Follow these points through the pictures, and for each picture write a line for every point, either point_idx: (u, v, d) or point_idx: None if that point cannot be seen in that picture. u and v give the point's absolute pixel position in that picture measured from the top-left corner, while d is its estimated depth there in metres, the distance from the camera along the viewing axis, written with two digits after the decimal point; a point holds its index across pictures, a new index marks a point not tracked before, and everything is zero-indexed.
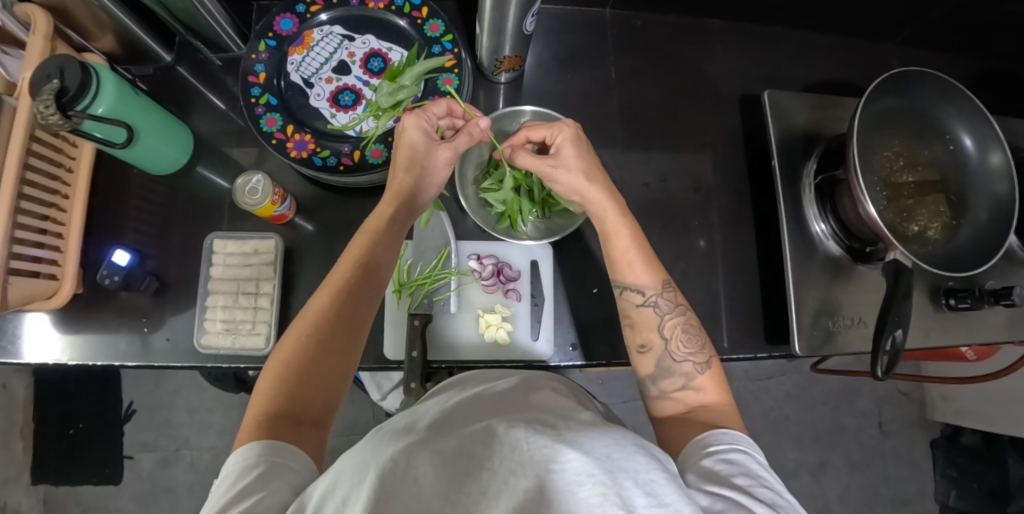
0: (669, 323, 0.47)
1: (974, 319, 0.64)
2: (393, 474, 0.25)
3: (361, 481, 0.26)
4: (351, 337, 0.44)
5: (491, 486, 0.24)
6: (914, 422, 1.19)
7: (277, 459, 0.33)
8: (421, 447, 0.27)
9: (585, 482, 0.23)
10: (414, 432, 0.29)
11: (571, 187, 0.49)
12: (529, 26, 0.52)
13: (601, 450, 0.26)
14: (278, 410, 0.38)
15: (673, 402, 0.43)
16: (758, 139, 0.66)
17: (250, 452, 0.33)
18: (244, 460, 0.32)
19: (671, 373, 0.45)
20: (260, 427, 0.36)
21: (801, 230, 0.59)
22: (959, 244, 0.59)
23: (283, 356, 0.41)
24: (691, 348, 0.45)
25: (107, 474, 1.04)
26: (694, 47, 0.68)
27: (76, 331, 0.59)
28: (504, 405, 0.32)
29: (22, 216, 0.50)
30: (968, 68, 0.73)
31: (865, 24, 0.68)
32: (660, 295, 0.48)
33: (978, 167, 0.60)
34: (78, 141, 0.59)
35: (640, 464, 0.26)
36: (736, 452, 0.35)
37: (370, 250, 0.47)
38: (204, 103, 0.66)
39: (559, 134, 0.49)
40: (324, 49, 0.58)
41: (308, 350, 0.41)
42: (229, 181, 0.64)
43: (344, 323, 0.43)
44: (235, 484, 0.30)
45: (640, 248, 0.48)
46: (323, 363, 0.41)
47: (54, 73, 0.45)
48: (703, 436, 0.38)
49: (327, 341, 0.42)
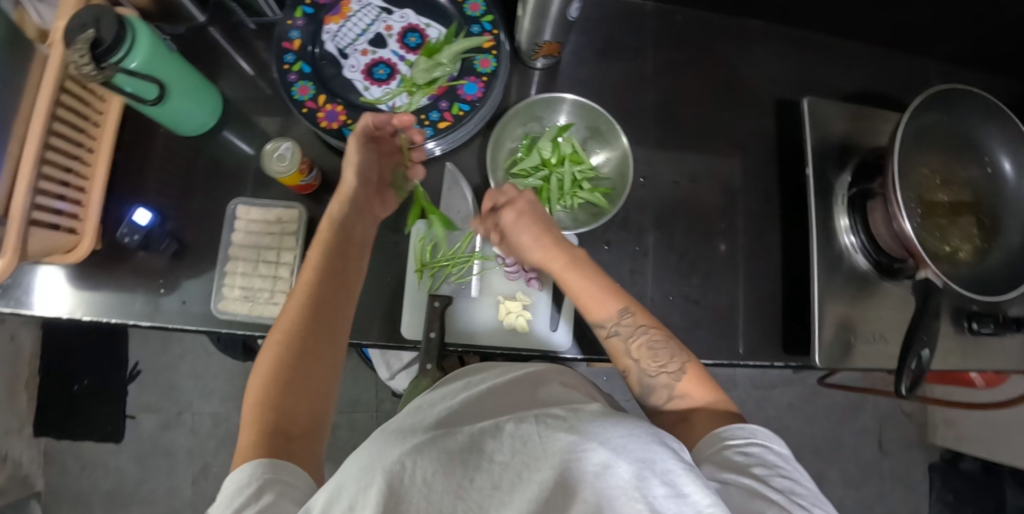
0: (635, 345, 0.45)
1: (995, 344, 0.63)
2: (398, 479, 0.24)
3: (368, 483, 0.24)
4: (330, 333, 0.44)
5: (505, 481, 0.25)
6: (914, 444, 1.18)
7: (273, 475, 0.32)
8: (427, 446, 0.26)
9: (603, 474, 0.24)
10: (421, 430, 0.29)
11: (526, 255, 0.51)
12: (574, 11, 0.50)
13: (617, 440, 0.25)
14: (265, 428, 0.37)
15: (670, 413, 0.44)
16: (791, 146, 0.65)
17: (244, 472, 0.32)
18: (237, 482, 0.32)
19: (653, 388, 0.44)
20: (251, 448, 0.35)
21: (830, 241, 0.58)
22: (989, 267, 0.58)
23: (262, 375, 0.41)
24: (662, 360, 0.44)
25: (108, 432, 1.04)
26: (734, 47, 0.67)
27: (92, 287, 0.59)
28: (511, 403, 0.33)
29: (46, 167, 0.50)
30: (1010, 90, 0.71)
31: (910, 37, 0.67)
32: (620, 322, 0.46)
33: (1015, 191, 0.59)
34: (106, 96, 0.58)
35: (657, 453, 0.25)
36: (754, 445, 0.35)
37: (339, 232, 0.49)
38: (233, 67, 0.65)
39: (501, 207, 0.51)
40: (361, 20, 0.57)
41: (286, 360, 0.41)
42: (254, 147, 0.64)
43: (314, 327, 0.43)
44: (233, 503, 0.30)
45: (593, 286, 0.48)
46: (303, 371, 0.41)
47: (88, 23, 0.44)
48: (720, 429, 0.38)
49: (305, 339, 0.42)
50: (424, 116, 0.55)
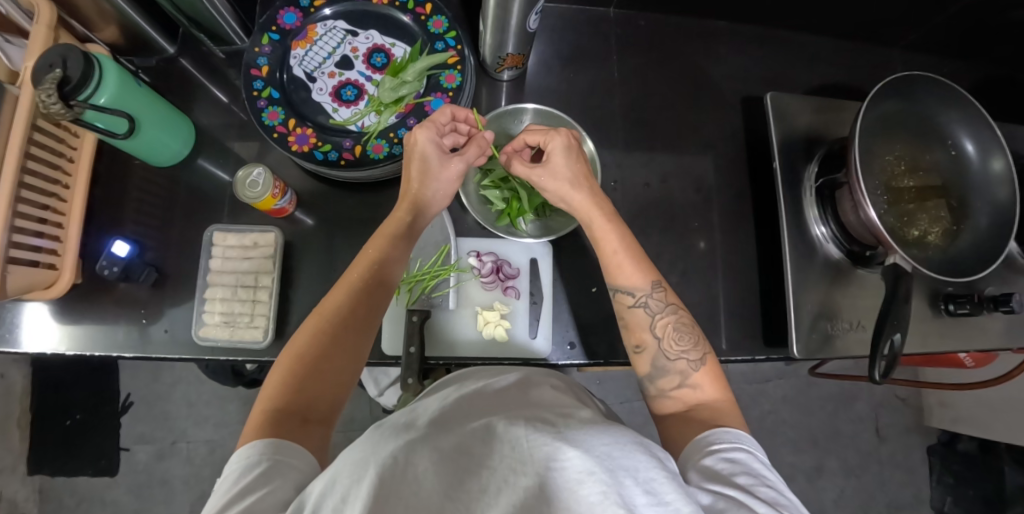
0: (661, 322, 0.46)
1: (973, 325, 0.64)
2: (391, 471, 0.25)
3: (361, 478, 0.25)
4: (366, 327, 0.44)
5: (491, 484, 0.24)
6: (911, 428, 1.19)
7: (280, 456, 0.33)
8: (419, 444, 0.27)
9: (586, 480, 0.23)
10: (414, 429, 0.29)
11: (562, 194, 0.49)
12: (533, 23, 0.52)
13: (602, 448, 0.26)
14: (287, 405, 0.38)
15: (673, 401, 0.43)
16: (760, 141, 0.66)
17: (253, 451, 0.33)
18: (247, 459, 0.32)
19: (667, 372, 0.44)
20: (264, 424, 0.36)
21: (802, 232, 0.59)
22: (959, 249, 0.59)
23: (296, 351, 0.41)
24: (684, 345, 0.45)
25: (103, 466, 1.03)
26: (697, 48, 0.68)
27: (75, 321, 0.59)
28: (505, 402, 0.32)
29: (22, 205, 0.50)
30: (972, 73, 0.72)
31: (869, 29, 0.68)
32: (650, 295, 0.47)
33: (979, 173, 0.60)
34: (80, 132, 0.59)
35: (640, 462, 0.25)
36: (740, 451, 0.35)
37: (385, 252, 0.48)
38: (206, 96, 0.66)
39: (552, 142, 0.49)
40: (327, 43, 0.58)
41: (321, 345, 0.41)
42: (230, 173, 0.64)
43: (357, 322, 0.44)
44: (236, 483, 0.30)
45: (631, 249, 0.48)
46: (336, 357, 0.42)
47: (56, 62, 0.45)
48: (706, 433, 0.37)
49: (344, 329, 0.43)
50: (393, 134, 0.55)
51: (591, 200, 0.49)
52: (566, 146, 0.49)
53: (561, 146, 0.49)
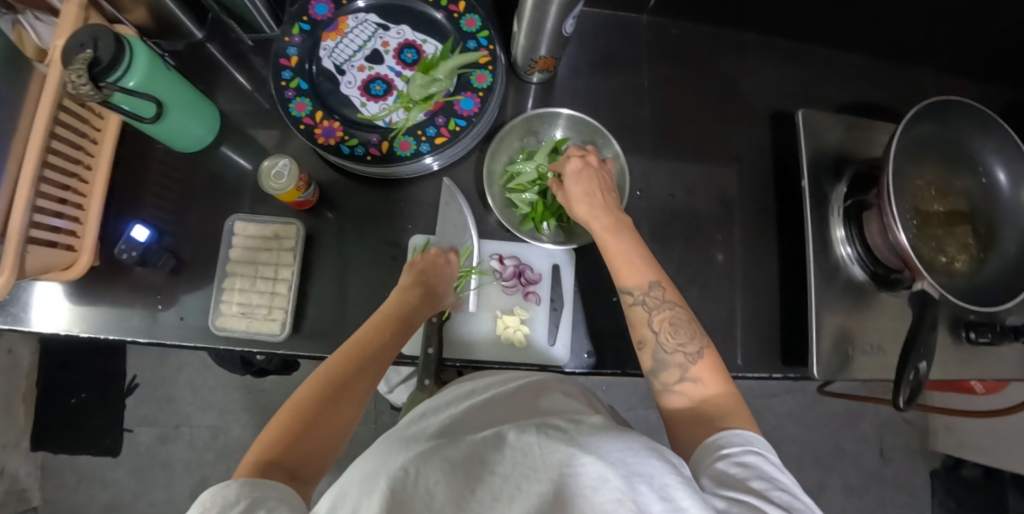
0: (658, 317, 0.44)
1: (994, 354, 0.63)
2: (401, 484, 0.23)
3: (370, 488, 0.24)
4: (365, 384, 0.40)
5: (504, 492, 0.24)
6: (915, 450, 1.18)
7: (261, 492, 0.27)
8: (430, 455, 0.25)
9: (601, 487, 0.22)
10: (423, 439, 0.28)
11: (569, 206, 0.51)
12: (568, 28, 0.51)
13: (615, 453, 0.25)
14: (276, 460, 0.32)
15: (678, 396, 0.41)
16: (788, 157, 0.65)
17: (228, 493, 0.26)
18: (215, 504, 0.26)
19: (667, 365, 0.42)
20: (248, 483, 0.30)
21: (826, 253, 0.59)
22: (986, 277, 0.58)
23: (296, 398, 0.37)
24: (681, 338, 0.43)
25: (106, 445, 1.04)
26: (728, 59, 0.67)
27: (90, 304, 0.59)
28: (515, 413, 0.32)
29: (44, 185, 0.50)
30: (1004, 98, 0.71)
31: (903, 48, 0.67)
32: (648, 293, 0.45)
33: (1010, 201, 0.59)
34: (104, 113, 0.59)
35: (655, 467, 0.24)
36: (750, 454, 0.33)
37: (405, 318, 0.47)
38: (231, 82, 0.65)
39: (567, 160, 0.51)
40: (358, 37, 0.57)
41: (324, 396, 0.37)
42: (252, 162, 0.64)
43: (360, 377, 0.40)
44: None
45: (633, 250, 0.47)
46: (340, 408, 0.37)
47: (87, 43, 0.45)
48: (716, 436, 0.36)
49: (346, 383, 0.39)
50: (421, 132, 0.55)
51: (592, 215, 0.49)
52: (581, 167, 0.50)
53: (573, 167, 0.51)
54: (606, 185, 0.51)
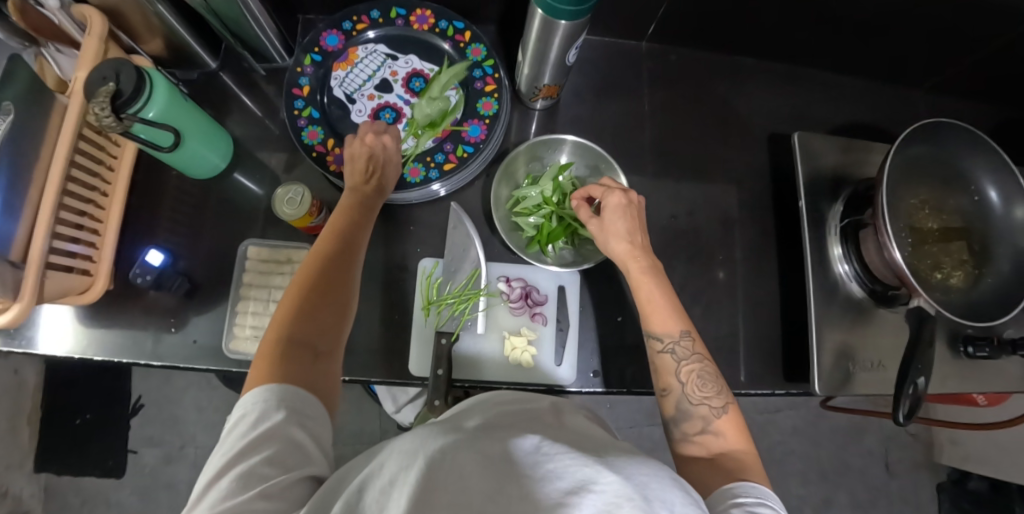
0: (687, 368, 0.45)
1: (993, 368, 0.64)
2: (436, 464, 0.24)
3: (409, 465, 0.25)
4: (345, 287, 0.45)
5: (530, 494, 0.22)
6: (920, 464, 1.18)
7: (295, 404, 0.35)
8: (465, 444, 0.26)
9: (624, 505, 0.22)
10: (460, 430, 0.29)
11: (606, 243, 0.51)
12: (571, 57, 0.53)
13: (640, 477, 0.25)
14: (292, 342, 0.39)
15: (696, 446, 0.42)
16: (785, 177, 0.67)
17: (268, 395, 0.35)
18: (256, 406, 0.34)
19: (690, 416, 0.43)
20: (276, 359, 0.38)
21: (825, 271, 0.60)
22: (981, 293, 0.59)
23: (288, 302, 0.42)
24: (707, 391, 0.44)
25: (110, 467, 1.04)
26: (725, 83, 0.70)
27: (104, 327, 0.60)
28: (543, 423, 0.32)
29: (62, 212, 0.51)
30: (993, 116, 0.74)
31: (894, 71, 0.70)
32: (677, 342, 0.46)
33: (1002, 219, 0.61)
34: (121, 141, 0.60)
35: (676, 498, 0.25)
36: (765, 506, 0.34)
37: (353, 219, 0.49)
38: (243, 110, 0.67)
39: (610, 196, 0.51)
40: (368, 66, 0.59)
41: (311, 294, 0.43)
42: (263, 187, 0.65)
43: (337, 281, 0.44)
44: (251, 431, 0.32)
45: (666, 299, 0.48)
46: (333, 298, 0.44)
47: (110, 75, 0.46)
48: (731, 485, 0.37)
49: (326, 287, 0.44)
50: (430, 158, 0.57)
51: (635, 254, 0.50)
52: (623, 202, 0.50)
53: (613, 203, 0.51)
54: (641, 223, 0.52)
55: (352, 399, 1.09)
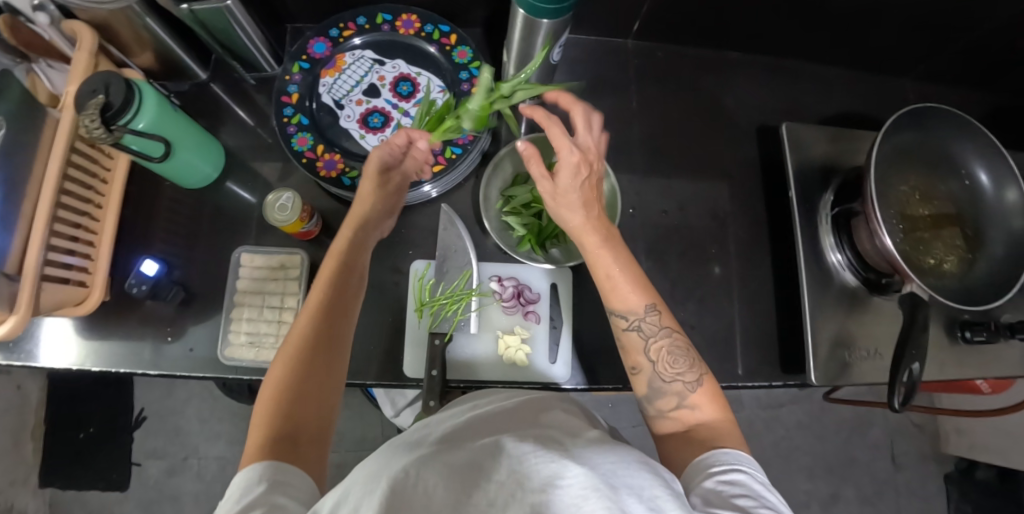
0: (655, 345, 0.45)
1: (991, 354, 0.64)
2: (401, 484, 0.25)
3: (373, 489, 0.25)
4: (335, 350, 0.43)
5: (498, 498, 0.23)
6: (927, 455, 1.17)
7: (279, 476, 0.33)
8: (430, 460, 0.27)
9: (591, 496, 0.23)
10: (424, 446, 0.29)
11: (561, 213, 0.47)
12: (555, 56, 0.53)
13: (608, 467, 0.26)
14: (276, 432, 0.36)
15: (671, 422, 0.42)
16: (775, 169, 0.67)
17: (251, 472, 0.32)
18: (246, 481, 0.32)
19: (664, 393, 0.43)
20: (262, 451, 0.35)
21: (817, 261, 0.60)
22: (974, 278, 0.59)
23: (274, 382, 0.40)
24: (679, 367, 0.44)
25: (114, 480, 1.04)
26: (713, 78, 0.70)
27: (101, 338, 0.61)
28: (513, 422, 0.32)
29: (57, 224, 0.52)
30: (983, 102, 0.74)
31: (880, 60, 0.70)
32: (644, 318, 0.45)
33: (993, 203, 0.61)
34: (114, 153, 0.61)
35: (644, 481, 0.26)
36: (738, 473, 0.34)
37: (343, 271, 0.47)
38: (235, 119, 0.68)
39: (562, 156, 0.42)
40: (355, 72, 0.60)
41: (301, 370, 0.40)
42: (256, 195, 0.66)
43: (326, 345, 0.43)
44: (239, 502, 0.30)
45: (626, 273, 0.46)
46: (320, 371, 0.41)
47: (99, 88, 0.47)
48: (706, 455, 0.37)
49: (313, 359, 0.41)
50: None
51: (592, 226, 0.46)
52: (576, 163, 0.43)
53: (570, 165, 0.43)
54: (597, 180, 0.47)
55: (353, 406, 1.09)
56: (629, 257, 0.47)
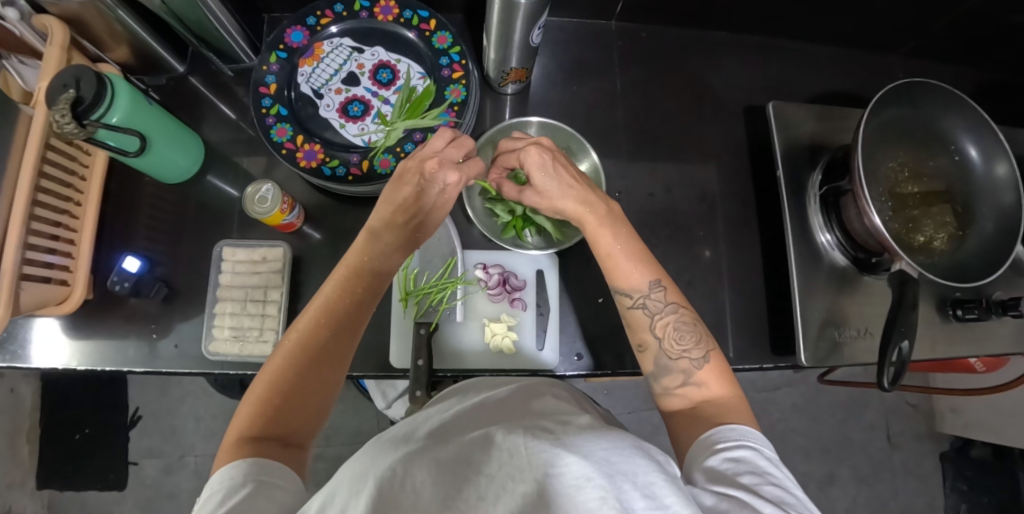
0: (661, 322, 0.44)
1: (983, 330, 0.64)
2: (389, 484, 0.24)
3: (361, 489, 0.24)
4: (338, 359, 0.42)
5: (489, 493, 0.23)
6: (923, 434, 1.17)
7: (265, 477, 0.32)
8: (419, 455, 0.26)
9: (584, 486, 0.22)
10: (412, 441, 0.28)
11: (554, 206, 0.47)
12: (535, 38, 0.52)
13: (601, 454, 0.25)
14: (263, 429, 0.36)
15: (679, 399, 0.41)
16: (763, 150, 0.67)
17: (236, 472, 0.32)
18: (229, 482, 0.31)
19: (670, 371, 0.43)
20: (245, 445, 0.35)
21: (806, 241, 0.59)
22: (966, 254, 0.59)
23: (268, 380, 0.39)
24: (686, 344, 0.43)
25: (112, 480, 1.04)
26: (698, 58, 0.69)
27: (85, 338, 0.60)
28: (505, 412, 0.31)
29: (36, 222, 0.51)
30: (973, 77, 0.72)
31: (868, 38, 0.69)
32: (648, 295, 0.45)
33: (983, 178, 0.60)
34: (91, 150, 0.60)
35: (639, 466, 0.24)
36: (744, 448, 0.33)
37: (366, 280, 0.45)
38: (215, 112, 0.67)
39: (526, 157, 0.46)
40: (334, 60, 0.59)
41: (298, 374, 0.39)
42: (238, 189, 0.65)
43: (330, 352, 0.41)
44: (221, 504, 0.29)
45: (626, 249, 0.45)
46: (318, 377, 0.40)
47: (70, 82, 0.46)
48: (711, 432, 0.36)
49: (312, 365, 0.40)
50: (401, 149, 0.56)
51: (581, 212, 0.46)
52: (540, 160, 0.46)
53: (535, 161, 0.46)
54: (574, 169, 0.49)
55: (348, 400, 1.08)
56: (629, 233, 0.47)
